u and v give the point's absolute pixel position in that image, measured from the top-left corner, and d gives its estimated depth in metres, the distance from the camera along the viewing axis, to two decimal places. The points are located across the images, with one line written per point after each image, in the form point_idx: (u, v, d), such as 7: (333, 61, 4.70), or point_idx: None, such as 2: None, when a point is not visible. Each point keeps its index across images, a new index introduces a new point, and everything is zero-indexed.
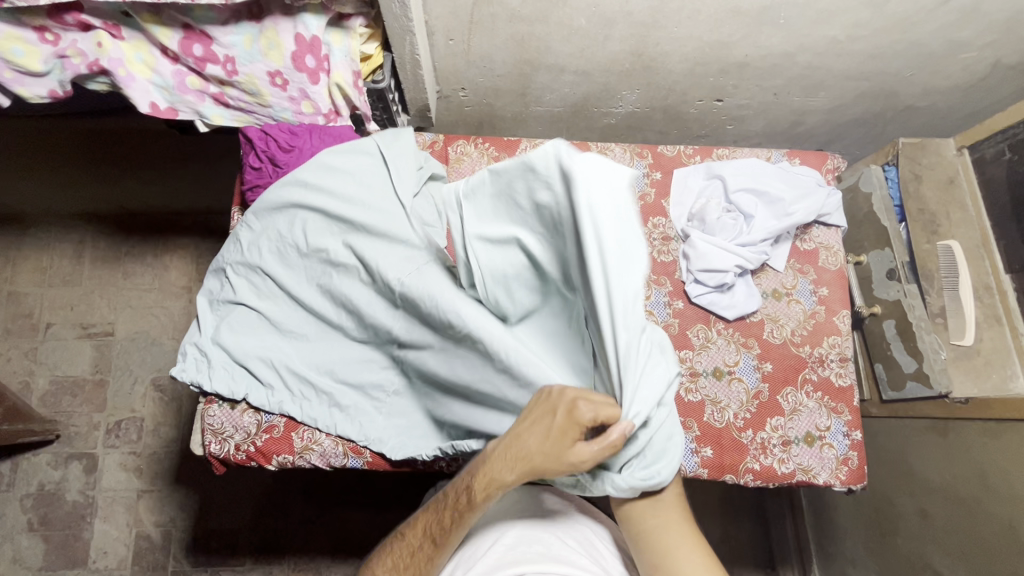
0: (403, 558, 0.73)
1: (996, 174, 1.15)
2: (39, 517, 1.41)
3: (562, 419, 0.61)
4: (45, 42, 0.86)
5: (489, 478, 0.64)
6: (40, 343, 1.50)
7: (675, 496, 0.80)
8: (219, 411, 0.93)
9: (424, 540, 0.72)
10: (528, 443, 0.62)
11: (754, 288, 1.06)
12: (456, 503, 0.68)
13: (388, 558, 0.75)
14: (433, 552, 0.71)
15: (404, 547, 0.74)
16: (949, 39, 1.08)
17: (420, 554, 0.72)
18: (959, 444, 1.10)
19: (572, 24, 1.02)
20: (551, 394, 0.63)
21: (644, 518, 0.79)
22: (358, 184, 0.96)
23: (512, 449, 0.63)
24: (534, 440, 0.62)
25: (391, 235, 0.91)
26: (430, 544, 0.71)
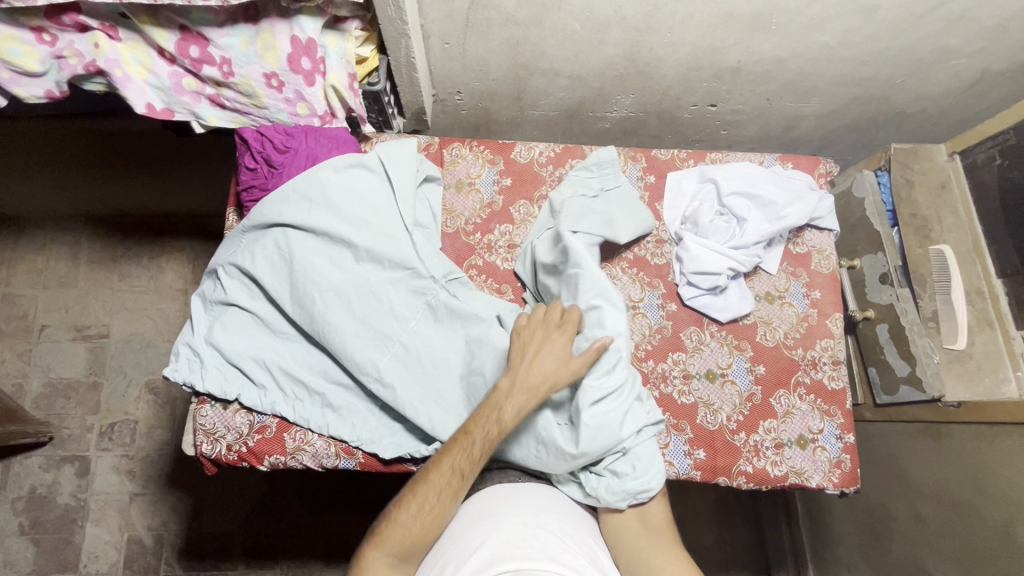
0: (430, 500, 0.73)
1: (987, 179, 1.16)
2: (30, 521, 1.40)
3: (562, 340, 0.80)
4: (42, 42, 0.87)
5: (514, 403, 0.76)
6: (34, 345, 1.49)
7: (662, 519, 0.86)
8: (212, 411, 0.93)
9: (450, 479, 0.74)
10: (544, 365, 0.78)
11: (747, 291, 1.06)
12: (485, 436, 0.75)
13: (409, 505, 0.73)
14: (460, 486, 0.74)
15: (431, 486, 0.74)
16: (939, 45, 1.10)
17: (446, 490, 0.74)
18: (952, 448, 1.10)
19: (566, 28, 1.03)
20: (543, 324, 0.81)
21: (635, 538, 0.83)
22: (362, 204, 0.97)
23: (528, 379, 0.77)
24: (546, 364, 0.78)
25: (397, 262, 0.96)
26: (458, 479, 0.74)
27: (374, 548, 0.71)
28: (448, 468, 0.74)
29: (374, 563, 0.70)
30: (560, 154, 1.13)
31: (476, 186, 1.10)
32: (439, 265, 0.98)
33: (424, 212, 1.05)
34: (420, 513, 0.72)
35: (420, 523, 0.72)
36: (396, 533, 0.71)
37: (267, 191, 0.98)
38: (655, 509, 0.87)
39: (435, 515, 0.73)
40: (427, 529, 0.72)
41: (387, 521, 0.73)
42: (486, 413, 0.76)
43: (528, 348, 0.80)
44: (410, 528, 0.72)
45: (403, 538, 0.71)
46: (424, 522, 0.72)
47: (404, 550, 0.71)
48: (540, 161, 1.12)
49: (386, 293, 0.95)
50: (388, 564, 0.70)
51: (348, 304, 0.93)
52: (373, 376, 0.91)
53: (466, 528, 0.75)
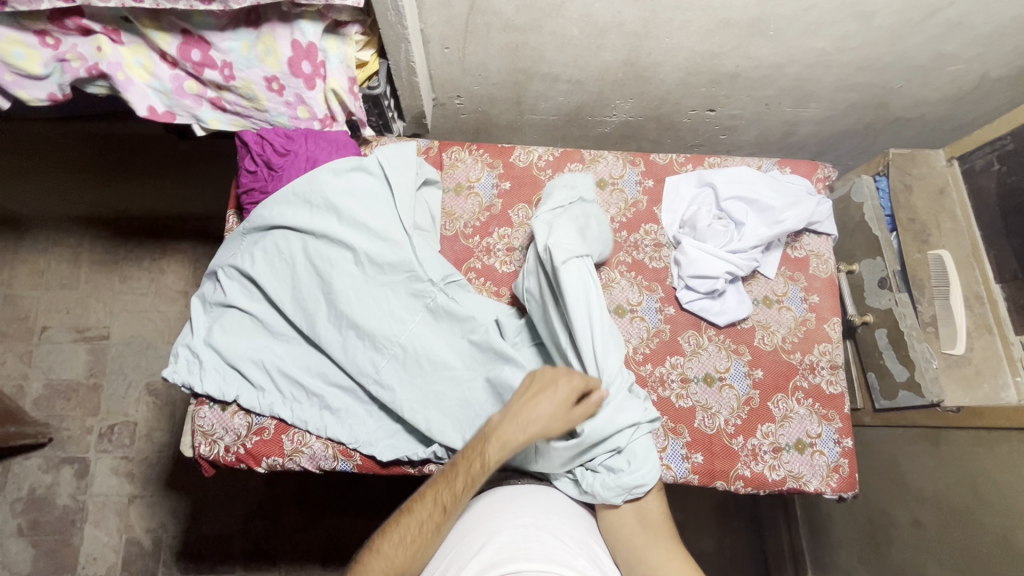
0: (412, 531, 0.71)
1: (986, 184, 1.17)
2: (29, 522, 1.40)
3: (565, 387, 0.75)
4: (46, 46, 0.88)
5: (501, 443, 0.72)
6: (35, 347, 1.50)
7: (659, 512, 0.86)
8: (210, 412, 0.93)
9: (433, 512, 0.72)
10: (541, 412, 0.74)
11: (745, 295, 1.06)
12: (468, 473, 0.72)
13: (393, 534, 0.72)
14: (442, 520, 0.72)
15: (414, 519, 0.72)
16: (936, 52, 1.10)
17: (427, 525, 0.72)
18: (952, 453, 1.10)
19: (565, 33, 1.04)
20: (549, 371, 0.77)
21: (633, 535, 0.83)
22: (361, 206, 0.97)
23: (524, 421, 0.73)
24: (544, 408, 0.74)
25: (396, 266, 0.95)
26: (440, 513, 0.72)
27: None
28: (433, 499, 0.73)
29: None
30: (559, 158, 1.13)
31: (475, 190, 1.11)
32: (437, 268, 0.98)
33: (424, 213, 1.05)
34: (401, 542, 0.71)
35: (401, 555, 0.70)
36: (379, 565, 0.70)
37: (267, 193, 0.99)
38: (654, 510, 0.86)
39: (417, 549, 0.71)
40: (408, 561, 0.70)
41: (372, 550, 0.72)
42: (475, 450, 0.73)
43: (529, 390, 0.76)
44: (393, 558, 0.71)
45: (386, 569, 0.70)
46: (405, 553, 0.70)
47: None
48: (539, 165, 1.13)
49: (386, 297, 0.95)
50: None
51: (346, 307, 0.93)
52: (373, 378, 0.92)
53: (469, 531, 0.76)
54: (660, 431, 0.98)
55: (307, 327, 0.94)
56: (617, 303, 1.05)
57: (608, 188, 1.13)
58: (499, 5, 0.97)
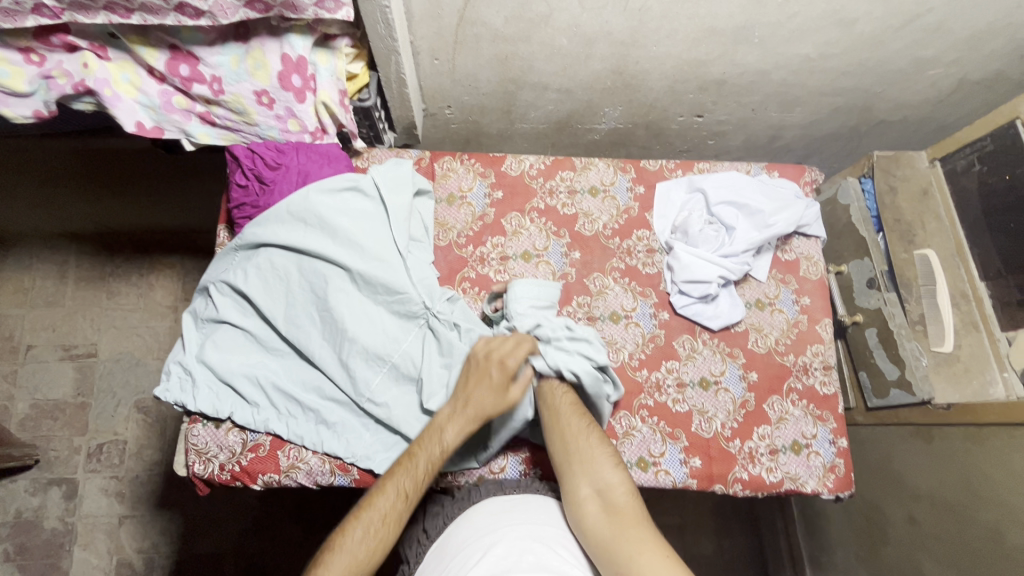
0: (374, 524, 0.72)
1: (968, 184, 1.19)
2: (16, 546, 1.37)
3: (498, 373, 0.83)
4: (30, 63, 0.86)
5: (458, 427, 0.80)
6: (21, 366, 1.47)
7: (626, 496, 0.76)
8: (204, 430, 0.92)
9: (394, 501, 0.74)
10: (477, 396, 0.82)
11: (737, 299, 1.07)
12: (427, 456, 0.78)
13: (353, 527, 0.72)
14: (404, 508, 0.74)
15: (377, 508, 0.73)
16: (916, 56, 1.13)
17: (397, 518, 0.73)
18: (943, 450, 1.11)
19: (554, 43, 1.05)
20: (483, 358, 0.84)
21: (598, 524, 0.74)
22: (356, 225, 0.97)
23: (467, 405, 0.81)
24: (482, 395, 0.82)
25: (390, 287, 0.95)
26: (401, 503, 0.74)
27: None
28: (401, 484, 0.75)
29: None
30: (550, 166, 1.14)
31: (468, 200, 1.11)
32: (431, 290, 0.97)
33: (418, 226, 1.05)
34: (365, 539, 0.71)
35: (367, 546, 0.71)
36: (341, 562, 0.70)
37: (259, 208, 0.98)
38: (619, 493, 0.76)
39: (383, 537, 0.72)
40: (372, 554, 0.70)
41: (331, 549, 0.71)
42: (433, 441, 0.79)
43: (469, 377, 0.84)
44: (357, 554, 0.70)
45: (347, 566, 0.70)
46: (370, 550, 0.71)
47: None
48: (530, 173, 1.13)
49: (380, 314, 0.95)
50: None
51: (341, 323, 0.92)
52: (367, 396, 0.92)
53: (466, 521, 0.79)
54: (658, 436, 0.98)
55: (302, 344, 0.93)
56: (611, 309, 1.06)
57: (600, 195, 1.13)
58: (487, 16, 0.98)
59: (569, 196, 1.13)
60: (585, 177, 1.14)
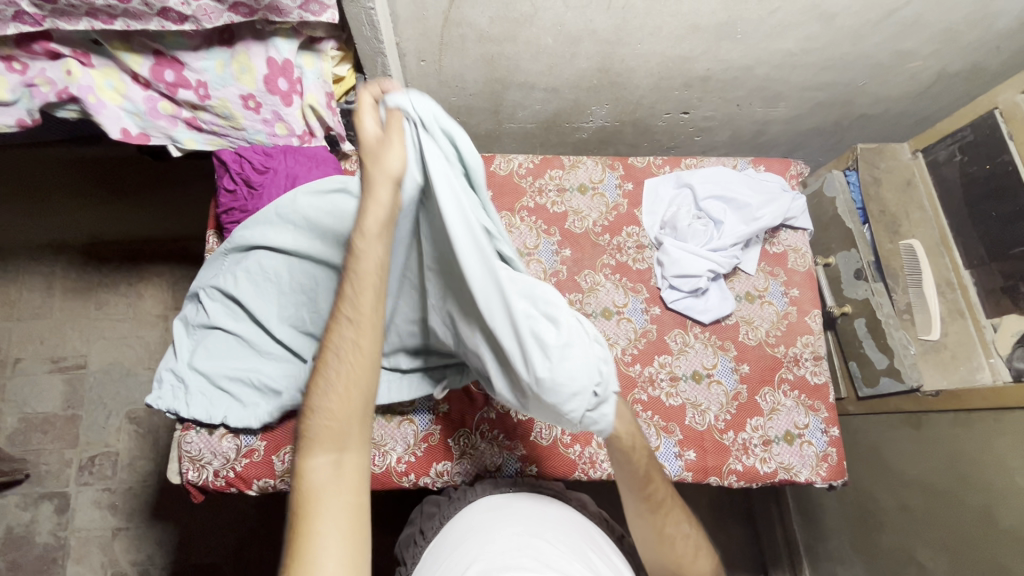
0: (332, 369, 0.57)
1: (949, 174, 1.21)
2: (7, 563, 1.35)
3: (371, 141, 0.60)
4: (12, 71, 0.86)
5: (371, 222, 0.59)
6: (9, 379, 1.45)
7: None
8: (197, 437, 0.91)
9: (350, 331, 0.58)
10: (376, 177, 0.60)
11: (726, 293, 1.09)
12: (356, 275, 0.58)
13: (315, 386, 0.57)
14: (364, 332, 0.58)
15: (333, 357, 0.57)
16: (896, 49, 1.14)
17: (359, 349, 0.57)
18: (933, 436, 1.13)
19: (539, 43, 1.06)
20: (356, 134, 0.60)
21: None
22: (341, 224, 0.90)
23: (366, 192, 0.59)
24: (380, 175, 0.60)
25: None
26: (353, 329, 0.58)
27: (309, 454, 0.54)
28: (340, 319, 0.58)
29: (315, 466, 0.53)
30: (539, 165, 1.14)
31: None
32: None
33: None
34: (335, 392, 0.56)
35: (340, 400, 0.56)
36: (322, 427, 0.55)
37: (247, 212, 0.98)
38: None
39: (355, 378, 0.57)
40: (349, 402, 0.56)
41: (307, 415, 0.57)
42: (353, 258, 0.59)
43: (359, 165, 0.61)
44: (333, 409, 0.56)
45: (328, 423, 0.55)
46: (344, 401, 0.56)
47: (340, 475, 0.53)
48: (519, 173, 1.13)
49: None
50: (333, 467, 0.54)
51: None
52: None
53: (464, 520, 0.79)
54: (651, 430, 0.99)
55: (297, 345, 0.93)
56: (603, 306, 1.06)
57: (589, 193, 1.14)
58: (473, 17, 0.98)
59: (558, 194, 1.13)
60: (573, 175, 1.15)
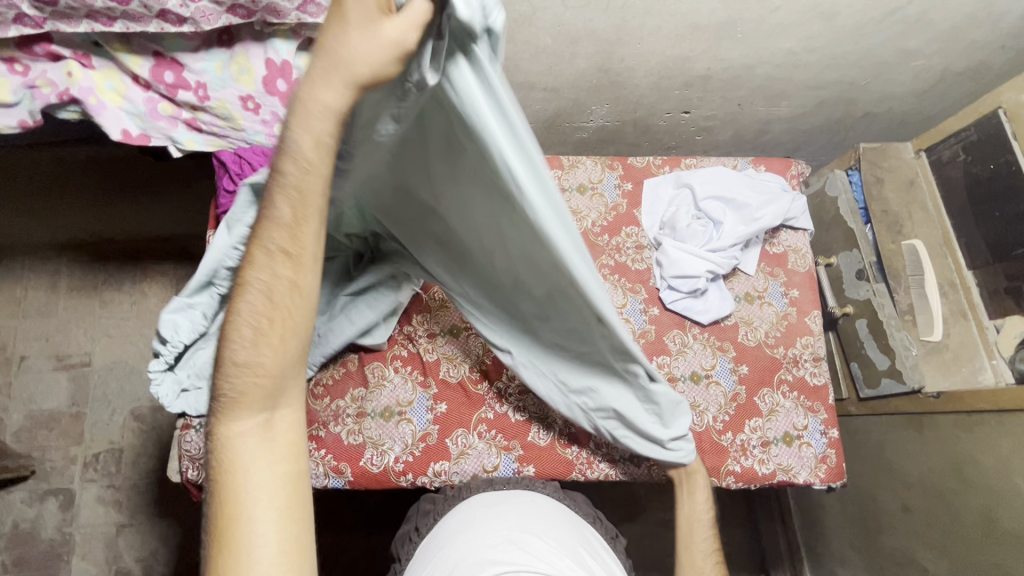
0: (254, 315, 0.49)
1: (953, 174, 1.20)
2: (14, 558, 1.36)
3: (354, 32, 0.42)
4: (14, 72, 0.86)
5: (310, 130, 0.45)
6: (14, 377, 1.46)
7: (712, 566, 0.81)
8: (196, 436, 0.92)
9: (276, 263, 0.48)
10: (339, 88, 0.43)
11: (726, 293, 1.08)
12: (289, 191, 0.47)
13: (236, 333, 0.49)
14: (296, 267, 0.49)
15: (254, 298, 0.49)
16: (899, 48, 1.14)
17: (289, 287, 0.49)
18: (934, 438, 1.12)
19: (539, 43, 1.06)
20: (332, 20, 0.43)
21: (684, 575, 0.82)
22: None
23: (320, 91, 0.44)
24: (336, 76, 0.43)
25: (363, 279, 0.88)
26: (286, 267, 0.48)
27: (229, 414, 0.50)
28: (260, 253, 0.48)
29: (239, 431, 0.50)
30: None
31: None
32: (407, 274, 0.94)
33: None
34: (255, 341, 0.49)
35: (264, 351, 0.49)
36: (241, 385, 0.49)
37: None
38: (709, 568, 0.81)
39: (283, 326, 0.49)
40: (279, 350, 0.49)
41: (220, 368, 0.50)
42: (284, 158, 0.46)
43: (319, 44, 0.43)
44: (255, 362, 0.49)
45: (250, 378, 0.49)
46: (266, 349, 0.49)
47: (267, 436, 0.50)
48: None
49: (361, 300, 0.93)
50: (259, 425, 0.50)
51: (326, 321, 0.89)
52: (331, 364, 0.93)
53: (456, 515, 0.80)
54: None
55: None
56: None
57: (588, 193, 1.14)
58: None
59: None
60: (573, 175, 1.14)
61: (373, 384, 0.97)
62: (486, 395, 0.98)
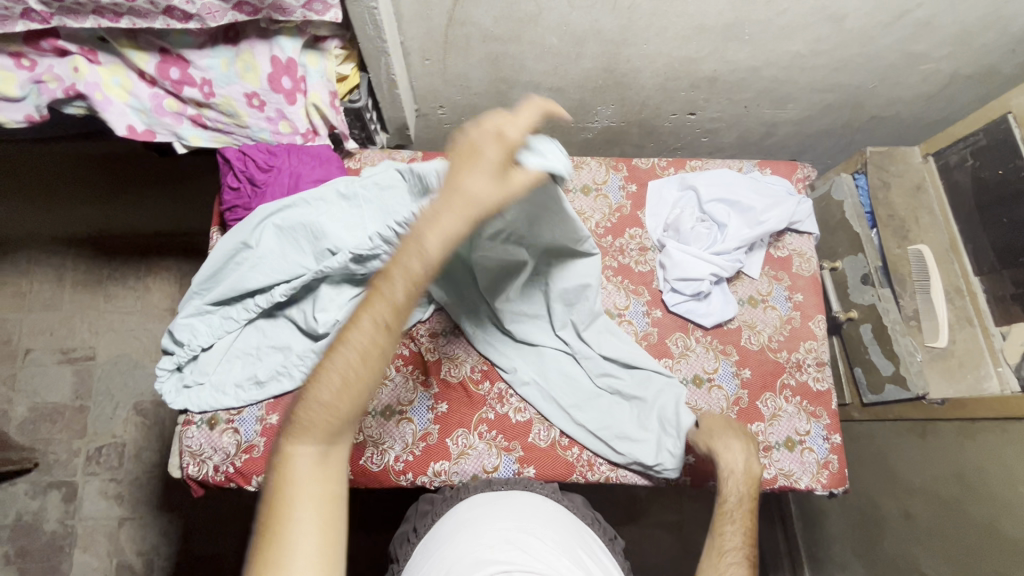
0: (346, 365, 0.55)
1: (961, 179, 1.18)
2: (17, 549, 1.37)
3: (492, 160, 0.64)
4: (20, 67, 0.87)
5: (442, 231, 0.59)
6: (20, 369, 1.47)
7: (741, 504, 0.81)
8: (198, 433, 0.92)
9: (373, 332, 0.56)
10: (472, 182, 0.61)
11: (729, 296, 1.07)
12: (407, 274, 0.57)
13: (326, 377, 0.55)
14: (386, 340, 0.57)
15: (351, 352, 0.55)
16: (907, 52, 1.13)
17: (377, 349, 0.56)
18: (938, 445, 1.11)
19: (544, 43, 1.05)
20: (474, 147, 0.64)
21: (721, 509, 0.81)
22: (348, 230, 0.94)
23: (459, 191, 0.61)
24: (476, 180, 0.62)
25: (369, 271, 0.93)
26: (384, 335, 0.56)
27: (298, 439, 0.53)
28: (363, 321, 0.56)
29: (300, 454, 0.53)
30: None
31: None
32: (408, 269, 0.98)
33: None
34: (341, 386, 0.54)
35: (343, 402, 0.54)
36: (314, 418, 0.54)
37: (251, 210, 0.98)
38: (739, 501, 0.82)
39: (361, 381, 0.55)
40: (355, 402, 0.55)
41: (301, 401, 0.55)
42: (408, 240, 0.59)
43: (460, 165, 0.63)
44: (328, 401, 0.54)
45: (326, 415, 0.54)
46: (343, 393, 0.54)
47: (321, 470, 0.54)
48: None
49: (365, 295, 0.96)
50: (317, 458, 0.54)
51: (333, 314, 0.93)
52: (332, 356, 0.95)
53: (453, 516, 0.80)
54: None
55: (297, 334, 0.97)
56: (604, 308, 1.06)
57: (592, 194, 1.13)
58: (477, 17, 0.98)
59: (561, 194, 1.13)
60: (577, 176, 1.14)
61: None
62: (487, 396, 0.98)
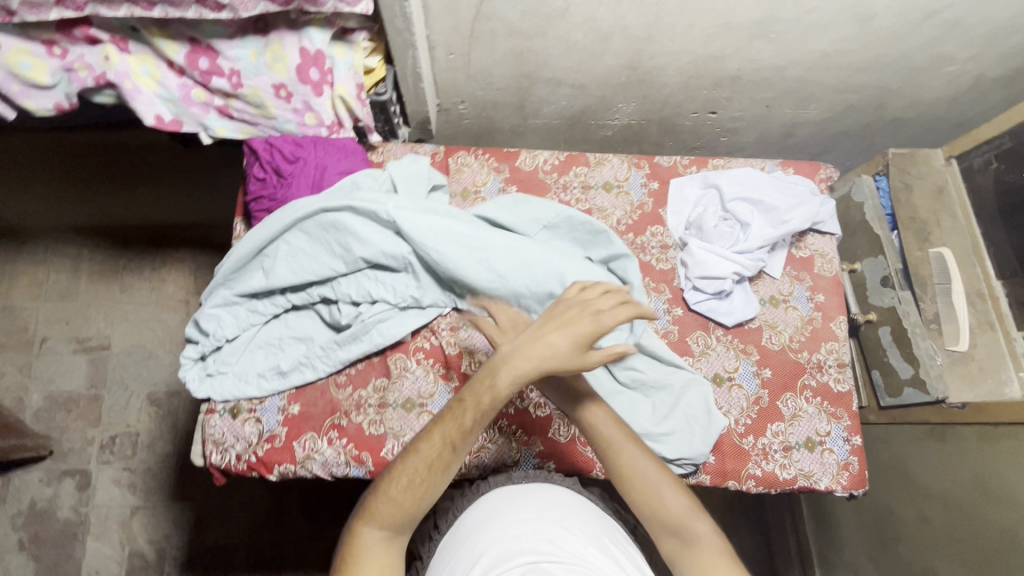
0: (414, 472, 0.62)
1: (985, 182, 1.17)
2: (31, 535, 1.38)
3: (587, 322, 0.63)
4: (53, 55, 0.87)
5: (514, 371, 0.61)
6: (36, 357, 1.48)
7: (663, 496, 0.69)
8: (221, 421, 0.93)
9: (439, 449, 0.62)
10: (555, 343, 0.62)
11: (751, 295, 1.07)
12: (478, 408, 0.62)
13: (396, 477, 0.62)
14: (451, 458, 0.62)
15: (418, 462, 0.62)
16: (933, 53, 1.12)
17: (440, 462, 0.62)
18: (957, 450, 1.10)
19: (569, 38, 1.05)
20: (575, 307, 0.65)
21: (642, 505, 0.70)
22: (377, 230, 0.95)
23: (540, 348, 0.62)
24: (556, 339, 0.62)
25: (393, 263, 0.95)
26: (449, 453, 0.62)
27: (367, 525, 0.62)
28: (437, 437, 0.62)
29: (369, 540, 0.61)
30: (565, 161, 1.14)
31: (481, 195, 1.11)
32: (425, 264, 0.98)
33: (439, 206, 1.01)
34: (409, 487, 0.61)
35: (410, 502, 0.61)
36: (384, 507, 0.61)
37: (276, 201, 0.99)
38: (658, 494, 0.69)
39: (426, 484, 0.62)
40: (417, 501, 0.62)
41: (377, 494, 0.62)
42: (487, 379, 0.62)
43: (550, 318, 0.64)
44: (399, 498, 0.61)
45: (391, 510, 0.61)
46: (412, 494, 0.61)
47: (383, 553, 0.62)
48: (545, 169, 1.13)
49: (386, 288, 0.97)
50: (382, 537, 0.62)
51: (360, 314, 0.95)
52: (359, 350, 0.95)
53: (477, 510, 0.80)
54: None
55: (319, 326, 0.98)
56: None
57: (614, 191, 1.13)
58: (504, 11, 0.98)
59: (582, 191, 1.13)
60: (598, 173, 1.14)
61: (395, 374, 0.97)
62: None
